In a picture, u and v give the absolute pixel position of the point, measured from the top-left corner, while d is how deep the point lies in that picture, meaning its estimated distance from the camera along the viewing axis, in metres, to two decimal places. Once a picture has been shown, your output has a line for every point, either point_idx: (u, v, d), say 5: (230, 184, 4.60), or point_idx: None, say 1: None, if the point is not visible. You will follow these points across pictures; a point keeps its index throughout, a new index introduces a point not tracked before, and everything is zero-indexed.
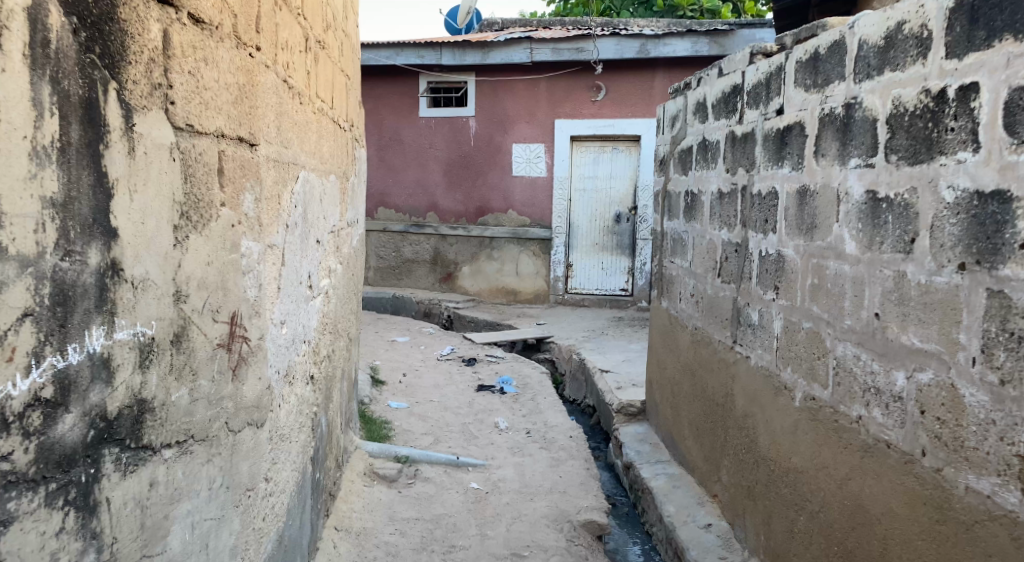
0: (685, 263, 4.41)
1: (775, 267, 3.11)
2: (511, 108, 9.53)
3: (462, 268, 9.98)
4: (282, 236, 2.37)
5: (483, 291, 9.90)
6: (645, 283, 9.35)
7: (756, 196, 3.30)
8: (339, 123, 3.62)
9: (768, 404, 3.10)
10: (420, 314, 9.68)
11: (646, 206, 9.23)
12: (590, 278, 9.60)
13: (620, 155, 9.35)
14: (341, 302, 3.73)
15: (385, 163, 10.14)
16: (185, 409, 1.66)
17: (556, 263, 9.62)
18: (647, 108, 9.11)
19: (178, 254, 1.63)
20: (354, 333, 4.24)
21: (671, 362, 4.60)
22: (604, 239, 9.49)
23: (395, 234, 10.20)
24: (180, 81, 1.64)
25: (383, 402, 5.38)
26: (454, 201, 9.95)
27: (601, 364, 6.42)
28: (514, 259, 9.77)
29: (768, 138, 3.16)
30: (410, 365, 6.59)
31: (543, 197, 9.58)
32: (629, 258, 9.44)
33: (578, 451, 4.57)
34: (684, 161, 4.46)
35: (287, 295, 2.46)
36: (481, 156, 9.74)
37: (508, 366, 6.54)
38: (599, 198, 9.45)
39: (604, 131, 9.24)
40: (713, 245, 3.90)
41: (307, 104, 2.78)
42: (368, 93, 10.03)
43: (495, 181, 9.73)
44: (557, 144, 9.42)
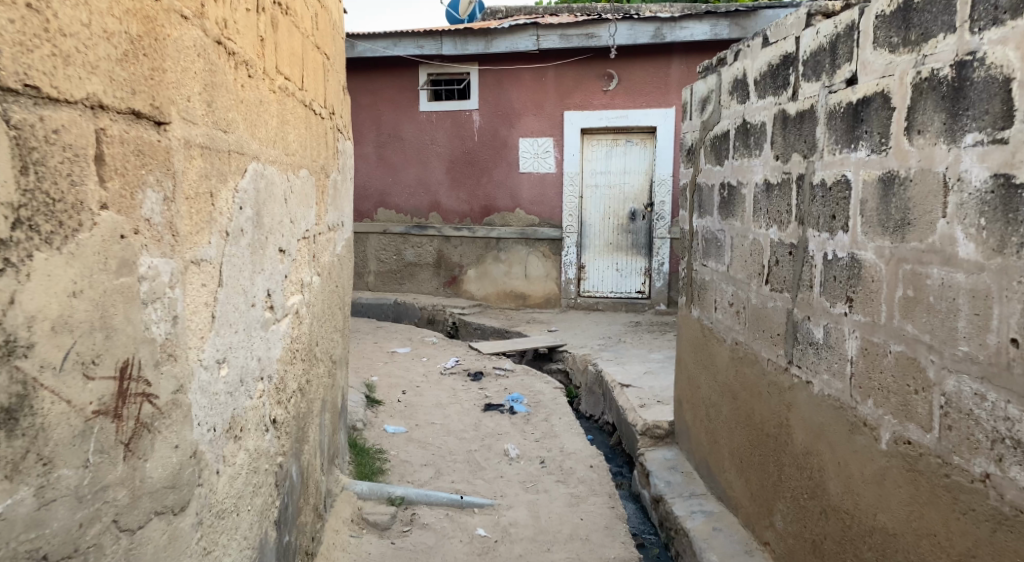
0: (722, 267, 3.83)
1: (847, 273, 2.53)
2: (517, 100, 8.95)
3: (467, 272, 9.43)
4: (219, 246, 1.80)
5: (491, 296, 9.34)
6: (663, 285, 8.75)
7: (818, 187, 2.73)
8: (313, 107, 3.04)
9: (842, 444, 2.52)
10: (423, 321, 9.13)
11: (664, 201, 8.63)
12: (604, 280, 9.01)
13: (634, 148, 8.76)
14: (321, 320, 3.17)
15: (384, 161, 9.61)
16: (27, 521, 1.08)
17: (567, 265, 9.02)
18: (663, 97, 8.50)
19: (5, 287, 1.05)
20: (340, 354, 3.68)
21: (707, 381, 4.02)
22: (619, 238, 8.90)
23: (396, 236, 9.65)
24: (7, 16, 1.05)
25: (378, 426, 4.83)
26: (457, 200, 9.38)
27: (621, 377, 5.84)
28: (522, 262, 9.20)
29: (836, 115, 2.58)
30: (410, 381, 6.03)
31: (552, 194, 8.99)
32: (646, 258, 8.84)
33: (599, 485, 3.99)
34: (718, 149, 3.88)
35: (231, 323, 1.89)
36: (485, 151, 9.16)
37: (517, 380, 5.97)
38: (613, 195, 8.86)
39: (617, 123, 8.64)
40: (759, 246, 3.32)
41: (260, 76, 2.21)
42: (366, 87, 9.49)
43: (501, 178, 9.15)
44: (567, 137, 8.83)
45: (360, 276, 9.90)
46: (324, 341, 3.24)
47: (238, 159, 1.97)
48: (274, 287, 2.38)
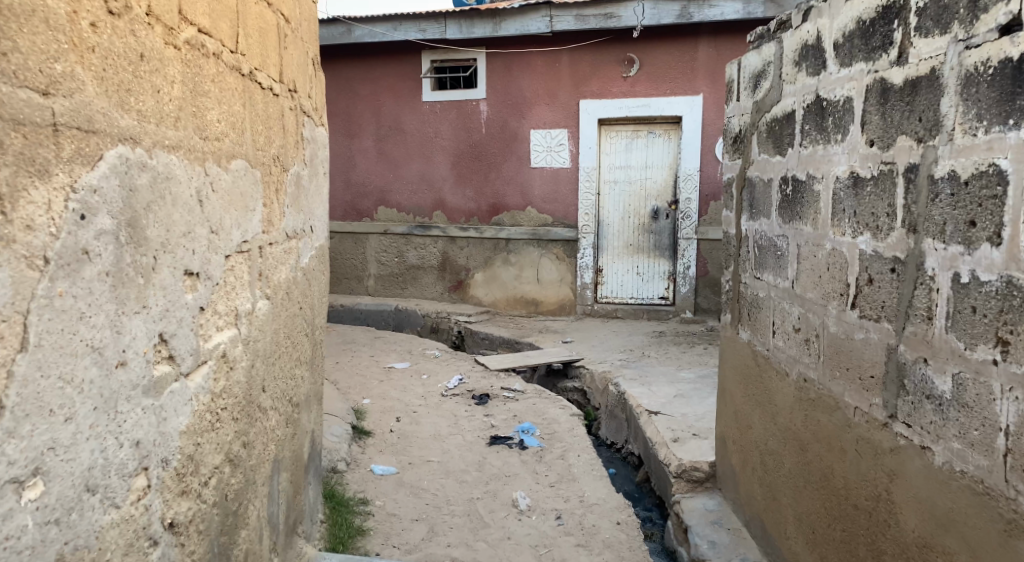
0: (785, 283, 3.08)
1: (998, 304, 1.79)
2: (528, 88, 8.20)
3: (474, 276, 8.72)
4: (18, 284, 1.12)
5: (499, 302, 8.61)
6: (689, 290, 7.96)
7: (943, 181, 1.98)
8: (255, 76, 2.32)
9: (990, 551, 1.80)
10: (427, 329, 8.46)
11: (690, 199, 7.84)
12: (623, 285, 8.24)
13: (657, 140, 7.98)
14: (269, 358, 2.44)
15: (385, 156, 8.93)
16: None
17: (583, 268, 8.25)
18: (689, 83, 7.72)
19: None
20: (303, 394, 2.96)
21: (762, 423, 3.28)
22: (640, 239, 8.12)
23: (398, 237, 8.99)
24: None
25: (365, 466, 4.11)
26: (463, 198, 8.66)
27: (648, 404, 5.08)
28: (534, 265, 8.44)
29: (976, 79, 1.83)
30: (406, 405, 5.33)
31: (567, 191, 8.23)
32: (670, 261, 8.06)
33: (628, 550, 3.26)
34: (778, 135, 3.13)
35: (55, 406, 1.19)
36: (493, 145, 8.42)
37: (528, 404, 5.25)
38: (634, 191, 8.09)
39: (639, 113, 7.87)
40: (843, 259, 2.57)
41: (139, 15, 1.48)
42: (365, 75, 8.82)
43: (511, 174, 8.41)
44: (582, 128, 8.07)
45: (360, 279, 9.24)
46: (274, 385, 2.51)
47: (80, 136, 1.25)
48: (173, 328, 1.64)
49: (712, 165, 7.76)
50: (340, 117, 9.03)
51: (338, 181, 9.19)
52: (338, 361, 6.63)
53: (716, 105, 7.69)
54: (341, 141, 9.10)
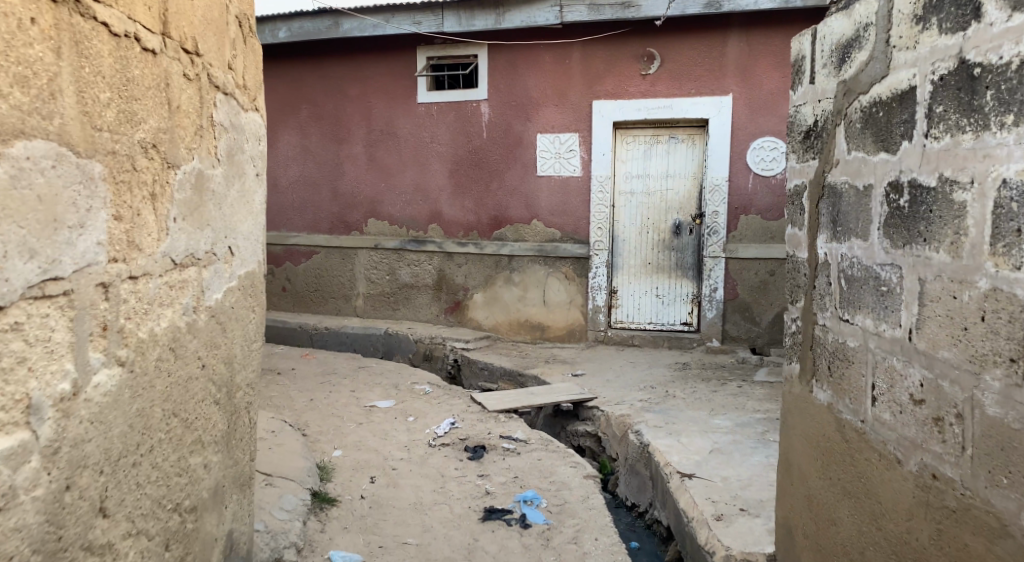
0: (898, 331, 2.19)
1: None
2: (534, 88, 7.34)
3: (473, 296, 7.83)
4: None
5: (501, 326, 7.71)
6: (716, 316, 7.02)
7: None
8: (89, 8, 1.44)
9: None
10: (420, 357, 7.59)
11: (717, 212, 6.93)
12: (640, 309, 7.31)
13: (679, 147, 7.08)
14: (113, 461, 1.56)
15: (376, 163, 8.13)
16: None
17: (596, 289, 7.33)
18: (717, 82, 6.83)
19: None
20: (205, 493, 2.06)
21: (858, 523, 2.39)
22: (660, 257, 7.20)
23: (390, 252, 8.17)
24: None
25: (322, 551, 3.23)
26: (462, 210, 7.81)
27: (679, 465, 4.19)
28: (539, 285, 7.53)
29: None
30: (385, 460, 4.47)
31: (577, 203, 7.34)
32: (694, 282, 7.13)
33: None
34: (880, 125, 2.27)
35: None
36: (496, 151, 7.57)
37: (531, 460, 4.37)
38: (652, 204, 7.17)
39: (659, 115, 6.98)
40: (1019, 307, 1.70)
41: None
42: (355, 74, 8.05)
43: (515, 183, 7.54)
44: (595, 132, 7.19)
45: (349, 299, 8.43)
46: (136, 499, 1.63)
47: None
48: None
49: (742, 174, 6.86)
50: (328, 120, 8.29)
51: (326, 191, 8.44)
52: (314, 400, 5.80)
53: (747, 106, 6.80)
54: (329, 146, 8.35)
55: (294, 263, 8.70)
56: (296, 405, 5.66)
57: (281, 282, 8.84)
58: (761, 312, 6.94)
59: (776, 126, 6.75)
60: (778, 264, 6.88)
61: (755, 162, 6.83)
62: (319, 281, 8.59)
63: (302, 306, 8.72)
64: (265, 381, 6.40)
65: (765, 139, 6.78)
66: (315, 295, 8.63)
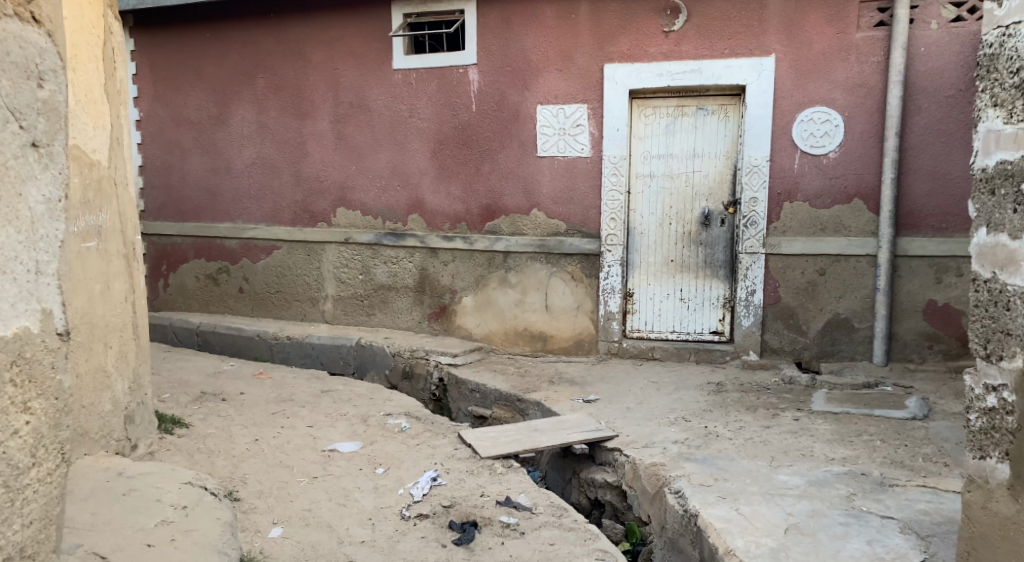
0: None
1: None
2: (533, 50, 6.12)
3: (462, 300, 6.61)
4: None
5: (494, 336, 6.51)
6: (754, 325, 5.81)
7: None
8: None
9: None
10: (398, 374, 6.41)
11: (756, 198, 5.72)
12: (661, 315, 6.09)
13: (709, 120, 5.84)
14: None
15: (345, 141, 6.94)
16: None
17: (608, 292, 6.13)
18: (756, 39, 5.61)
19: None
20: None
21: None
22: (685, 253, 5.99)
23: (363, 247, 6.98)
24: None
25: None
26: (447, 197, 6.60)
27: (748, 558, 3.01)
28: (540, 287, 6.31)
29: None
30: (339, 547, 3.30)
31: (585, 188, 6.12)
32: (727, 283, 5.92)
33: None
34: None
35: None
36: (487, 126, 6.35)
37: (538, 549, 3.24)
38: (676, 189, 5.95)
39: (685, 81, 5.75)
40: None
41: None
42: (321, 37, 6.88)
43: (509, 165, 6.31)
44: (607, 103, 5.96)
45: (316, 302, 7.25)
46: None
47: None
48: None
49: (786, 153, 5.64)
50: (289, 92, 7.12)
51: (288, 174, 7.25)
52: (259, 445, 4.61)
53: (792, 70, 5.57)
54: (291, 122, 7.17)
55: (252, 260, 7.54)
56: (234, 452, 4.47)
57: (238, 282, 7.67)
58: (809, 319, 5.73)
59: (828, 93, 5.52)
60: (829, 262, 5.65)
61: (802, 137, 5.61)
62: (281, 281, 7.41)
63: (264, 311, 7.55)
64: (204, 414, 5.21)
65: (815, 110, 5.56)
66: (277, 297, 7.46)
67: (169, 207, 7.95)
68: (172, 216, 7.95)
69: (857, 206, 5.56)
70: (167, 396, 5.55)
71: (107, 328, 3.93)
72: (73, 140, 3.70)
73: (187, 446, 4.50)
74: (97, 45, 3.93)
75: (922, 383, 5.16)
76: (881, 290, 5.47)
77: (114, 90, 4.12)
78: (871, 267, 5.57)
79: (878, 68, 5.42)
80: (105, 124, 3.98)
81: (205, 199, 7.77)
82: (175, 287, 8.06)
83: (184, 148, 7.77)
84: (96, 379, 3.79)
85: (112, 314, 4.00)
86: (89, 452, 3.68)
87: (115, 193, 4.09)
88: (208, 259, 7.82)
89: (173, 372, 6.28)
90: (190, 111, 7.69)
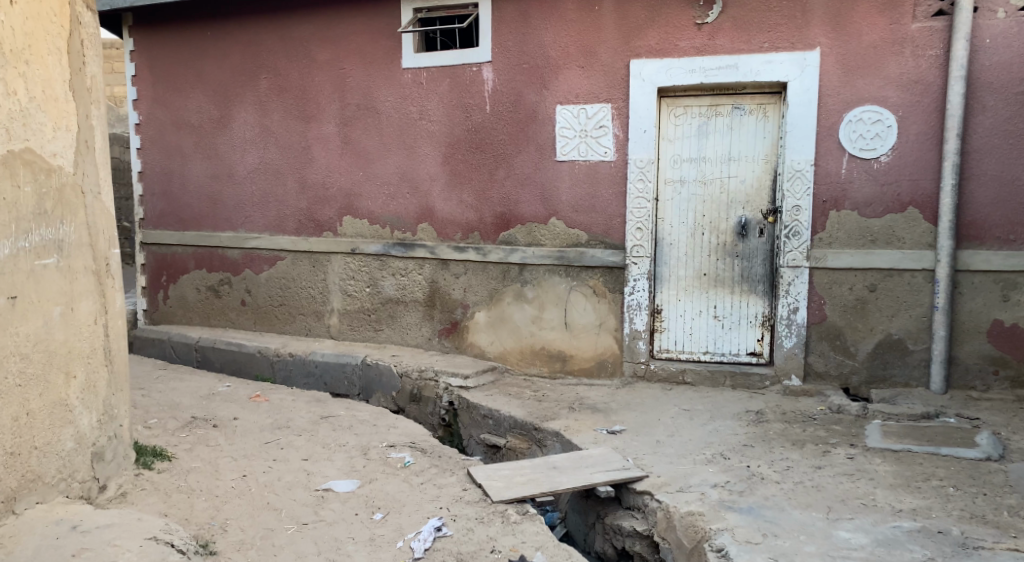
0: None
1: None
2: (552, 46, 5.62)
3: (475, 315, 6.12)
4: None
5: (510, 355, 6.00)
6: (797, 346, 5.27)
7: None
8: None
9: None
10: (406, 397, 5.92)
11: (799, 206, 5.18)
12: (692, 334, 5.56)
13: (746, 120, 5.32)
14: None
15: (351, 145, 6.48)
16: None
17: (634, 309, 5.61)
18: (798, 32, 5.08)
19: None
20: None
21: None
22: (719, 266, 5.46)
23: (370, 258, 6.51)
24: None
25: None
26: (459, 205, 6.11)
27: None
28: (559, 302, 5.80)
29: None
30: None
31: (609, 195, 5.61)
32: (765, 299, 5.39)
33: None
34: None
35: None
36: (502, 128, 5.86)
37: None
38: (709, 196, 5.43)
39: (720, 78, 5.23)
40: None
41: None
42: (326, 34, 6.44)
43: (527, 170, 5.82)
44: (633, 103, 5.45)
45: (320, 316, 6.79)
46: None
47: None
48: None
49: (832, 156, 5.10)
50: (292, 93, 6.68)
51: (291, 181, 6.80)
52: (246, 483, 4.13)
53: (840, 65, 5.03)
54: (294, 125, 6.72)
55: (254, 271, 7.10)
56: (217, 492, 4.00)
57: (240, 295, 7.23)
58: (858, 340, 5.17)
59: (880, 90, 4.98)
60: (880, 277, 5.10)
61: (850, 139, 5.06)
62: (284, 294, 6.96)
63: (266, 325, 7.10)
64: (191, 443, 4.73)
65: (865, 109, 5.01)
66: (280, 310, 7.01)
67: (168, 214, 7.52)
68: (171, 224, 7.52)
69: (912, 215, 5.00)
70: (154, 422, 5.09)
71: (69, 355, 3.49)
72: (25, 143, 3.26)
73: (166, 483, 4.02)
74: (59, 37, 3.49)
75: (989, 415, 4.61)
76: (940, 309, 4.91)
77: (83, 87, 3.67)
78: (927, 283, 5.01)
79: (937, 63, 4.87)
80: (69, 125, 3.53)
81: (205, 207, 7.33)
82: (174, 299, 7.63)
83: (184, 153, 7.34)
84: (54, 414, 3.36)
85: (76, 339, 3.55)
86: (42, 501, 3.27)
87: (82, 202, 3.64)
88: (208, 270, 7.38)
89: (164, 394, 5.84)
90: (190, 113, 7.26)
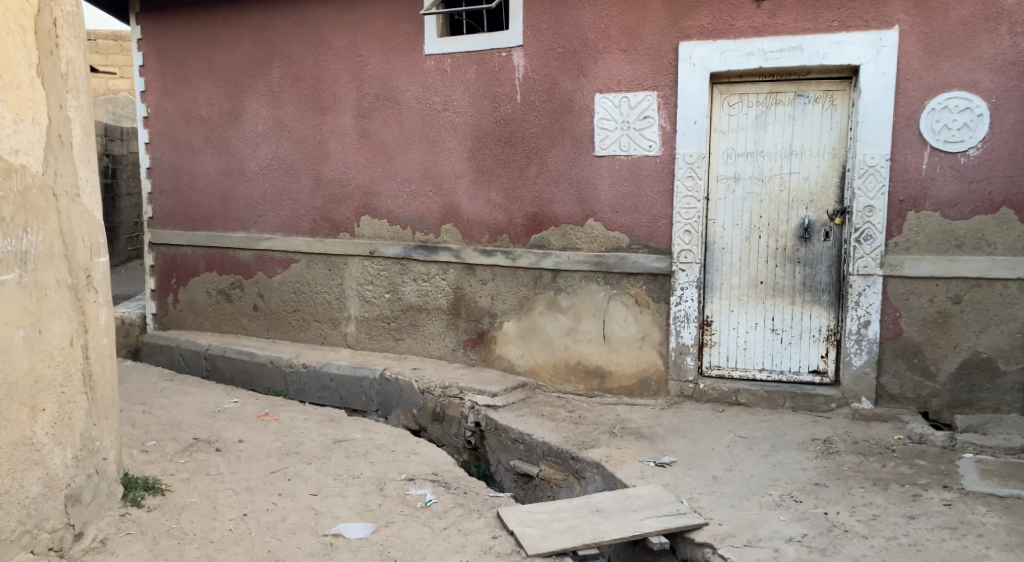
0: None
1: None
2: (591, 27, 5.05)
3: (504, 326, 5.58)
4: None
5: (543, 370, 5.44)
6: (868, 365, 4.66)
7: None
8: None
9: None
10: (428, 416, 5.40)
11: (872, 206, 4.56)
12: (746, 349, 4.97)
13: (810, 110, 4.71)
14: None
15: (369, 139, 5.95)
16: None
17: (681, 321, 5.03)
18: (874, 8, 4.46)
19: None
20: None
21: None
22: (778, 274, 4.86)
23: (390, 262, 5.98)
24: None
25: None
26: (487, 205, 5.56)
27: None
28: (598, 312, 5.24)
29: None
30: None
31: (654, 194, 5.03)
32: (831, 311, 4.79)
33: None
34: None
35: None
36: (535, 120, 5.30)
37: None
38: (767, 195, 4.83)
39: (783, 61, 4.63)
40: None
41: None
42: (342, 17, 5.91)
43: (562, 166, 5.25)
44: (682, 90, 4.86)
45: (336, 324, 6.28)
46: None
47: None
48: None
49: (912, 150, 4.48)
50: (306, 83, 6.16)
51: (306, 178, 6.29)
52: (246, 525, 3.62)
53: (922, 45, 4.41)
54: (308, 118, 6.21)
55: (266, 275, 6.61)
56: (213, 536, 3.50)
57: (251, 300, 6.74)
58: (939, 359, 4.56)
59: (970, 74, 4.35)
60: (966, 287, 4.48)
61: (933, 130, 4.44)
62: (298, 299, 6.46)
63: (279, 332, 6.61)
64: (190, 471, 4.22)
65: (952, 95, 4.38)
66: (294, 317, 6.51)
67: (178, 213, 7.04)
68: (181, 224, 7.04)
69: (1006, 217, 4.38)
70: (151, 444, 4.58)
71: (36, 386, 3.00)
72: None
73: (155, 525, 3.51)
74: (23, 13, 2.98)
75: None
76: None
77: (56, 73, 3.17)
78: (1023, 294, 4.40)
79: None
80: (36, 116, 3.02)
81: (215, 205, 6.84)
82: (184, 303, 7.16)
83: (194, 147, 6.86)
84: (14, 457, 2.89)
85: (46, 366, 3.05)
86: None
87: (54, 207, 3.14)
88: (219, 273, 6.90)
89: (166, 411, 5.35)
90: (199, 106, 6.77)
